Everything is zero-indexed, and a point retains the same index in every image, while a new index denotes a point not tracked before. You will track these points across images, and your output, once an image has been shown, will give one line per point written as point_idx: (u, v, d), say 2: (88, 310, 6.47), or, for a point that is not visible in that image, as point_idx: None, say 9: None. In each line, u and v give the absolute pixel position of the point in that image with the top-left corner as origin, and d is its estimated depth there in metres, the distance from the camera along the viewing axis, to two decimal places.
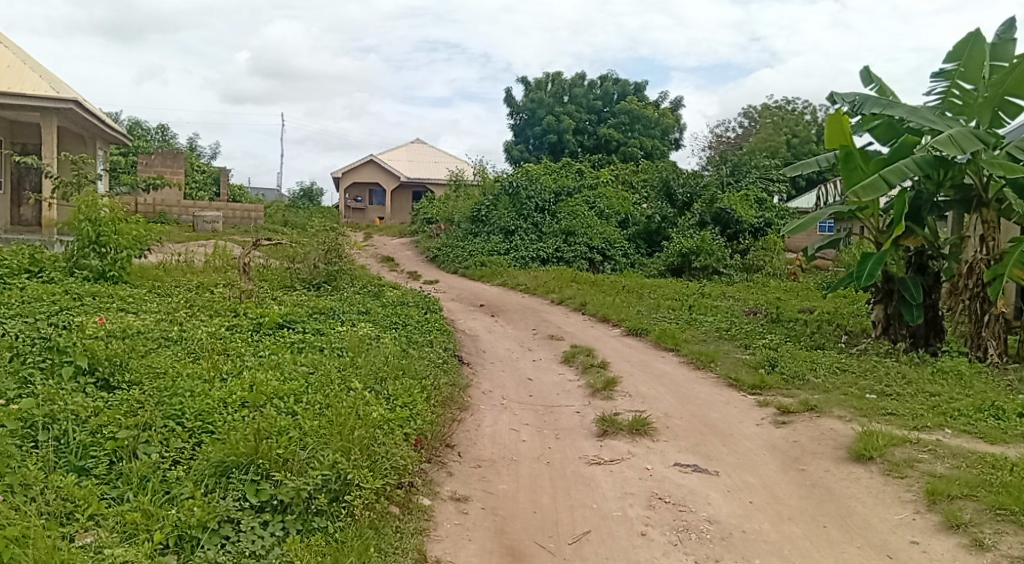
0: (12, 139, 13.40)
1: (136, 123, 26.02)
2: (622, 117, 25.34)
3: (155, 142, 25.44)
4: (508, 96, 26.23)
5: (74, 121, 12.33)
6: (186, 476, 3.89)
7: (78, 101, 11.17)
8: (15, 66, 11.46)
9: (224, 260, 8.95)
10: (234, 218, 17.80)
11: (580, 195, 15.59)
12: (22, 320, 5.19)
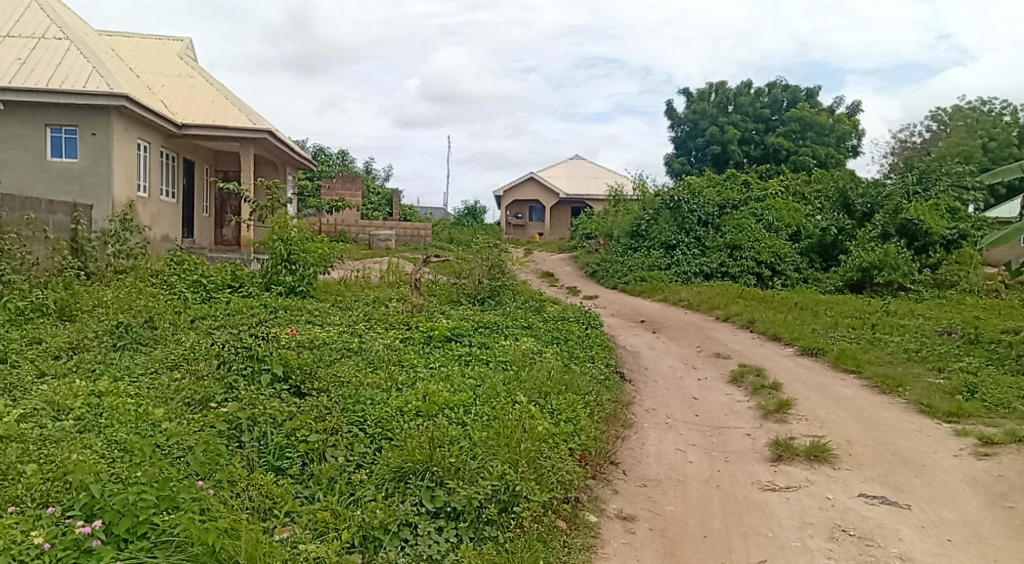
0: (217, 167, 15.08)
1: (319, 149, 28.31)
2: (792, 126, 24.33)
3: (335, 167, 27.52)
4: (669, 108, 25.88)
5: (267, 150, 13.63)
6: (368, 479, 4.11)
7: (271, 130, 12.34)
8: (220, 102, 12.84)
9: (397, 276, 9.49)
10: (406, 236, 18.91)
11: (746, 208, 15.04)
12: (229, 331, 5.76)
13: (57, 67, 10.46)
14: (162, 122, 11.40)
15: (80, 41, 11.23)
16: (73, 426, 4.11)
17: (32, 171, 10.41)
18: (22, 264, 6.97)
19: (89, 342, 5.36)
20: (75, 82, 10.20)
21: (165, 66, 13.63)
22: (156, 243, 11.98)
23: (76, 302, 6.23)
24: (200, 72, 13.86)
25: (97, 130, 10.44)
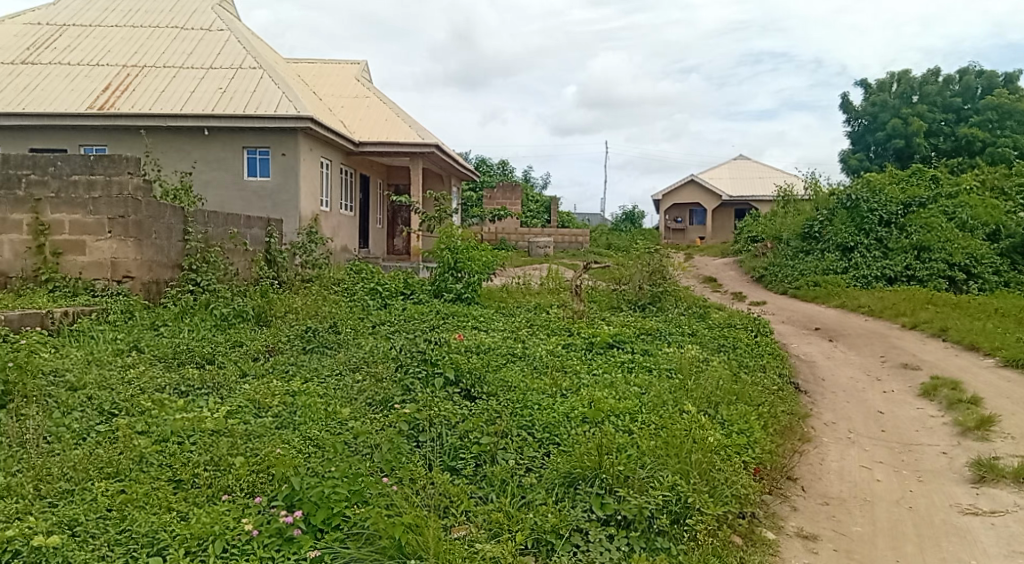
0: (389, 181, 16.14)
1: (483, 160, 29.41)
2: (988, 115, 22.35)
3: (496, 176, 28.43)
4: (845, 101, 24.42)
5: (435, 163, 14.30)
6: (538, 483, 4.16)
7: (437, 145, 12.93)
8: (392, 121, 13.69)
9: (556, 282, 9.63)
10: (564, 243, 19.22)
11: (935, 205, 13.83)
12: (404, 336, 6.09)
13: (253, 94, 11.60)
14: (340, 140, 12.33)
15: (270, 70, 12.41)
16: (272, 422, 4.50)
17: (232, 190, 11.55)
18: (226, 273, 7.74)
19: (282, 346, 5.86)
20: (268, 106, 11.28)
21: (344, 88, 14.73)
22: (337, 252, 13.00)
23: (271, 308, 6.83)
24: (374, 92, 14.84)
25: (287, 151, 11.44)
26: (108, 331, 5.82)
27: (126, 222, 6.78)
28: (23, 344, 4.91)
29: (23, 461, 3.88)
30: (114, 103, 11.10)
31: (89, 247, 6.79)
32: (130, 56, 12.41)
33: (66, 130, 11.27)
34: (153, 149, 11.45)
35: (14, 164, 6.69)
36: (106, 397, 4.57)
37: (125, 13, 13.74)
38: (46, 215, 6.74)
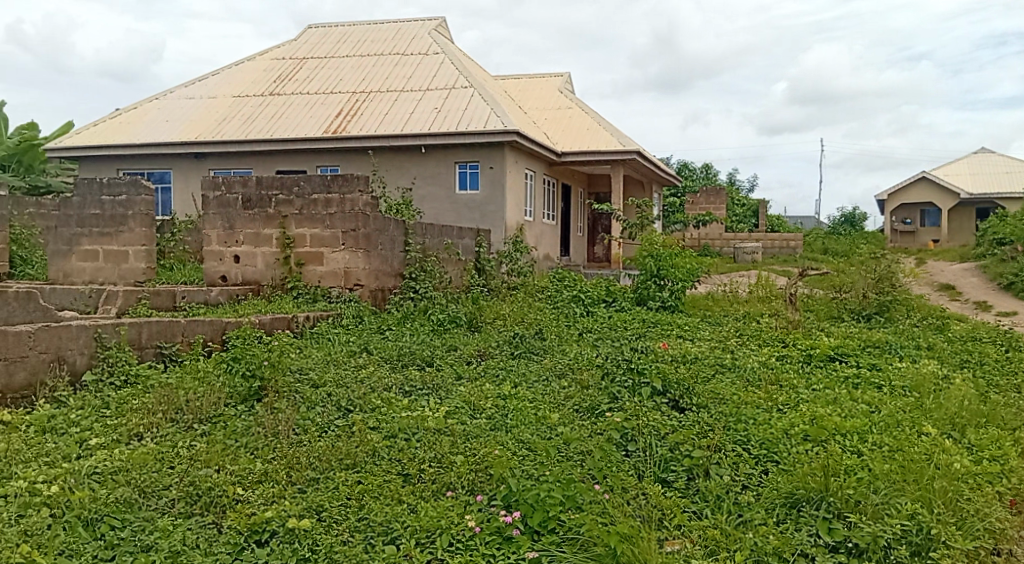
0: (592, 190, 16.58)
1: (685, 164, 28.96)
2: None
3: (700, 181, 27.89)
4: None
5: (636, 169, 14.34)
6: (757, 502, 3.94)
7: (639, 151, 12.95)
8: (593, 129, 13.94)
9: (767, 290, 9.31)
10: (773, 248, 18.39)
11: None
12: (609, 346, 6.20)
13: (465, 112, 12.32)
14: (545, 152, 12.75)
15: (480, 87, 13.13)
16: (486, 424, 4.69)
17: (445, 203, 12.29)
18: (441, 281, 8.43)
19: (492, 351, 6.12)
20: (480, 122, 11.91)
21: (548, 101, 15.23)
22: (541, 260, 13.46)
23: (481, 314, 7.15)
24: (577, 102, 15.19)
25: (495, 164, 11.98)
26: (341, 334, 6.43)
27: (357, 235, 7.44)
28: (276, 345, 5.54)
29: (277, 449, 4.37)
30: (345, 127, 12.32)
31: (326, 258, 7.51)
32: (359, 83, 13.75)
33: (306, 152, 12.59)
34: (378, 168, 12.45)
35: (266, 186, 7.57)
36: (343, 394, 5.03)
37: (355, 44, 15.29)
38: (291, 229, 7.56)
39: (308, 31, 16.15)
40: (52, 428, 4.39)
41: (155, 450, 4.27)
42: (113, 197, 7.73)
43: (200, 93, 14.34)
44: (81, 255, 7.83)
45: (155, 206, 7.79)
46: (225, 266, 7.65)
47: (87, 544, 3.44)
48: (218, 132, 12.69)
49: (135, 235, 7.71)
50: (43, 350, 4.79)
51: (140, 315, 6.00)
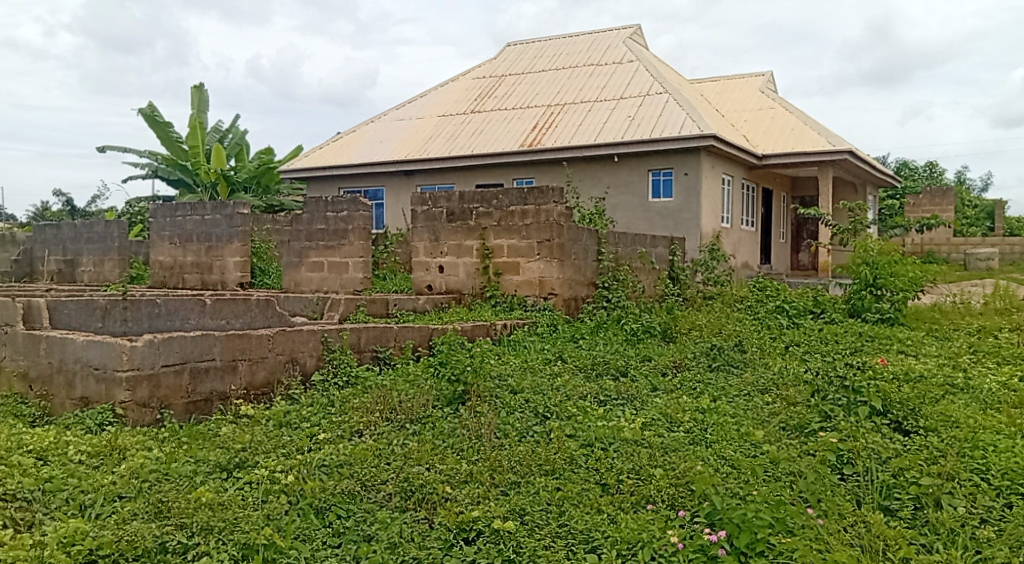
0: (795, 193, 15.80)
1: (903, 163, 26.71)
2: None
3: (922, 180, 25.52)
4: None
5: (846, 170, 13.47)
6: (1000, 538, 3.45)
7: (850, 150, 12.11)
8: (798, 129, 13.30)
9: (1006, 301, 8.36)
10: (1013, 253, 16.49)
11: None
12: (821, 361, 5.99)
13: (659, 119, 12.24)
14: (744, 156, 12.36)
15: (676, 92, 13.00)
16: (684, 437, 4.63)
17: (638, 211, 12.29)
18: (634, 290, 8.45)
19: (688, 362, 6.20)
20: (675, 128, 11.79)
21: (747, 102, 14.76)
22: (738, 268, 13.08)
23: (674, 325, 7.35)
24: (780, 102, 14.57)
25: (690, 170, 11.78)
26: (537, 341, 6.63)
27: (551, 245, 7.60)
28: (478, 351, 5.87)
29: (481, 451, 4.57)
30: (540, 140, 12.73)
31: (522, 267, 7.76)
32: (555, 96, 14.15)
33: (503, 166, 13.12)
34: (573, 179, 12.73)
35: (467, 200, 7.98)
36: (540, 400, 5.18)
37: (551, 58, 15.74)
38: (490, 240, 7.90)
39: (507, 49, 16.88)
40: (288, 423, 4.91)
41: (373, 447, 4.62)
42: (336, 213, 8.51)
43: (408, 114, 15.50)
44: (309, 266, 8.69)
45: (371, 221, 8.47)
46: (431, 276, 8.21)
47: (317, 531, 3.83)
48: (424, 151, 13.63)
49: (354, 248, 8.41)
50: (280, 351, 5.43)
51: (360, 320, 6.53)
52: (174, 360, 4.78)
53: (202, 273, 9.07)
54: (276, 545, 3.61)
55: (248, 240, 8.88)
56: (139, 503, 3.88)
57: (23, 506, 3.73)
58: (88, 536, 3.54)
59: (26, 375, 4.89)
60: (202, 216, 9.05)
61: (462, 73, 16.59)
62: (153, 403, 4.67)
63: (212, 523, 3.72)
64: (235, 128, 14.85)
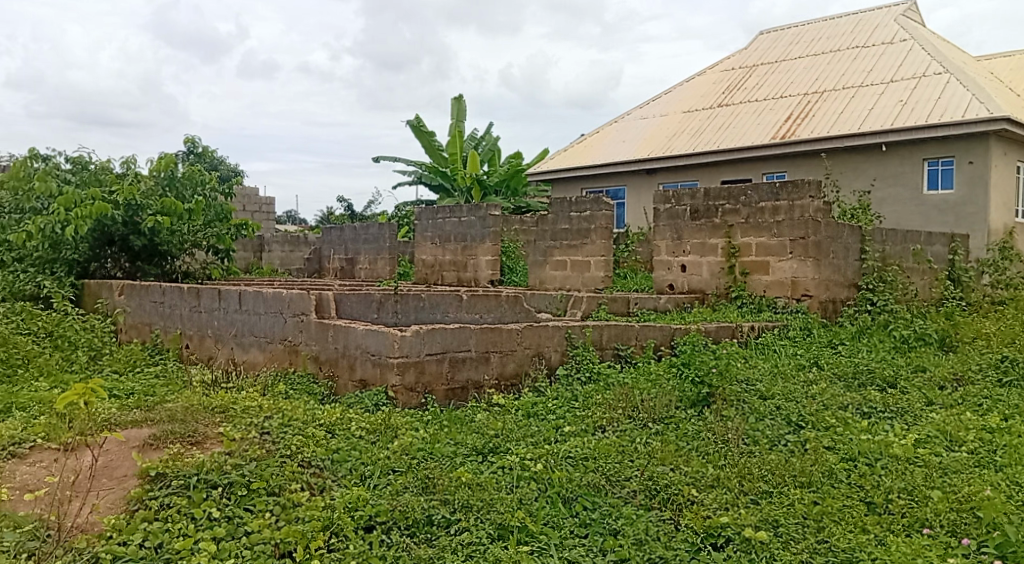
0: None
1: None
2: None
3: None
4: None
5: None
6: None
7: None
8: None
9: None
10: None
11: None
12: None
13: (938, 101, 10.98)
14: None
15: (961, 72, 11.53)
16: (967, 458, 4.16)
17: (910, 206, 11.15)
18: (904, 293, 7.78)
19: (973, 375, 5.52)
20: (956, 111, 10.51)
21: None
22: None
23: (956, 333, 6.55)
24: None
25: (975, 158, 10.46)
26: (788, 346, 6.31)
27: (807, 243, 7.18)
28: (723, 353, 5.80)
29: (728, 457, 4.45)
30: (795, 130, 12.04)
31: (772, 267, 7.43)
32: (812, 84, 13.31)
33: (753, 160, 12.63)
34: (833, 171, 11.88)
35: (713, 196, 7.84)
36: (793, 408, 4.96)
37: (809, 44, 14.86)
38: (736, 239, 7.67)
39: (760, 38, 16.26)
40: (535, 413, 5.17)
41: (617, 443, 4.70)
42: (580, 213, 8.77)
43: (652, 111, 15.56)
44: (553, 265, 9.07)
45: (613, 220, 8.62)
46: (673, 275, 8.21)
47: (565, 519, 3.95)
48: (666, 148, 13.58)
49: (596, 247, 8.61)
50: (528, 345, 5.72)
51: (601, 318, 6.67)
52: (437, 350, 5.27)
53: (458, 271, 9.85)
54: (529, 529, 3.81)
55: (499, 239, 9.48)
56: (410, 477, 4.31)
57: (317, 473, 4.35)
58: (368, 503, 4.03)
59: (316, 357, 5.60)
60: (459, 218, 9.81)
61: (710, 67, 16.31)
62: (419, 388, 5.20)
63: (471, 502, 4.04)
64: (489, 136, 15.74)
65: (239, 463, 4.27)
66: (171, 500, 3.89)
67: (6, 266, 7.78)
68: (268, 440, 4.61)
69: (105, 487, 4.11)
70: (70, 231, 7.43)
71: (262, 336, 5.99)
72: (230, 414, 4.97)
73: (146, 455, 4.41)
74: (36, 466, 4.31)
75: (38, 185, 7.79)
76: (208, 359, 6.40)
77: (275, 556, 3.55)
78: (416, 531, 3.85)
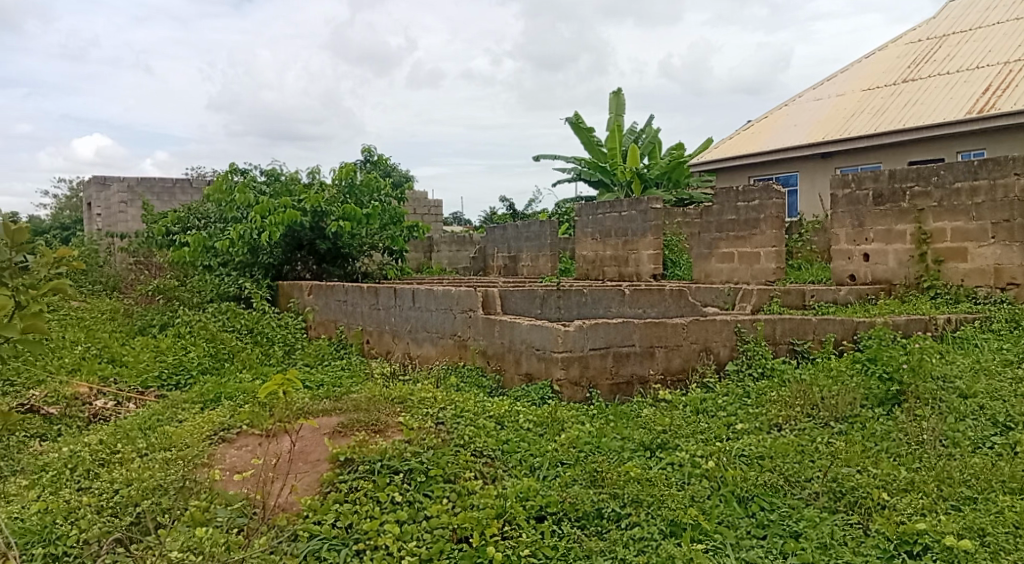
0: None
1: None
2: None
3: None
4: None
5: None
6: None
7: None
8: None
9: None
10: None
11: None
12: None
13: None
14: None
15: None
16: None
17: None
18: None
19: None
20: None
21: None
22: None
23: None
24: None
25: None
26: (992, 340, 5.71)
27: (1012, 226, 6.59)
28: (915, 348, 5.36)
29: (923, 459, 4.11)
30: (996, 103, 10.84)
31: (971, 254, 6.85)
32: (1015, 50, 11.95)
33: (943, 138, 11.57)
34: None
35: (899, 178, 7.26)
36: (999, 408, 4.54)
37: (1012, 6, 13.34)
38: (928, 224, 7.10)
39: (952, 4, 14.83)
40: (704, 410, 5.06)
41: (795, 442, 4.49)
42: (748, 203, 8.45)
43: (826, 93, 14.74)
44: (720, 257, 8.80)
45: (785, 208, 8.22)
46: (854, 265, 7.68)
47: (741, 519, 3.81)
48: (846, 130, 12.74)
49: (767, 237, 8.29)
50: (694, 340, 5.60)
51: (773, 312, 6.43)
52: (601, 344, 5.29)
53: (620, 266, 9.81)
54: (703, 527, 3.72)
55: (661, 233, 9.36)
56: (578, 470, 4.36)
57: (489, 462, 4.49)
58: (539, 494, 4.11)
59: (484, 351, 5.81)
60: (620, 212, 9.75)
61: (892, 41, 15.11)
62: (584, 383, 5.26)
63: (642, 497, 4.02)
64: (649, 128, 15.51)
65: (418, 450, 4.51)
66: (358, 483, 4.19)
67: (213, 270, 8.72)
68: (443, 429, 4.83)
69: (301, 470, 4.50)
70: (266, 236, 8.21)
71: (434, 331, 6.31)
72: (408, 404, 5.28)
73: (336, 441, 4.78)
74: (243, 449, 4.80)
75: (238, 197, 8.67)
76: (387, 353, 6.83)
77: (453, 540, 3.71)
78: (587, 523, 3.89)
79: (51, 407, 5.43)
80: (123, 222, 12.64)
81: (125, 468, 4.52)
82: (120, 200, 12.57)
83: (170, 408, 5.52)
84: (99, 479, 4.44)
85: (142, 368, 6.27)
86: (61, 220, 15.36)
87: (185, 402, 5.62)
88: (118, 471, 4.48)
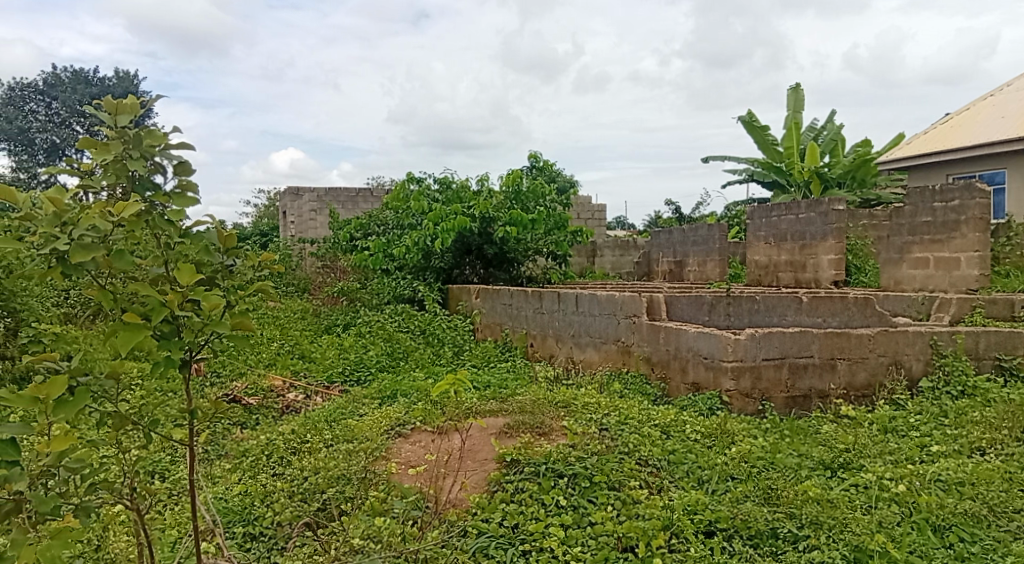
0: None
1: None
2: None
3: None
4: None
5: None
6: None
7: None
8: None
9: None
10: None
11: None
12: None
13: None
14: None
15: None
16: None
17: None
18: None
19: None
20: None
21: None
22: None
23: None
24: None
25: None
26: None
27: None
28: None
29: None
30: None
31: None
32: None
33: None
34: None
35: None
36: None
37: None
38: None
39: None
40: (894, 429, 4.67)
41: (1002, 469, 4.02)
42: (945, 203, 7.71)
43: None
44: (912, 263, 8.08)
45: (990, 209, 7.43)
46: None
47: (937, 550, 3.44)
48: None
49: (967, 241, 7.55)
50: (882, 353, 5.19)
51: (976, 323, 5.92)
52: (775, 354, 5.05)
53: (796, 272, 9.29)
54: (892, 555, 3.40)
55: (843, 237, 8.78)
56: (751, 486, 4.15)
57: (654, 472, 4.39)
58: (707, 508, 3.94)
59: (648, 358, 5.72)
60: (797, 215, 9.23)
61: None
62: (756, 394, 5.03)
63: (821, 519, 3.75)
64: (830, 124, 14.55)
65: (582, 455, 4.51)
66: (524, 485, 4.26)
67: (390, 274, 9.29)
68: (608, 436, 4.80)
69: (470, 468, 4.64)
70: (438, 242, 8.61)
71: (598, 336, 6.30)
72: (572, 409, 5.30)
73: (503, 441, 4.90)
74: (416, 445, 5.05)
75: (414, 204, 9.15)
76: (551, 357, 6.91)
77: (619, 549, 3.67)
78: (761, 543, 3.68)
79: (251, 398, 6.01)
80: (312, 229, 13.76)
81: (313, 457, 4.88)
82: (311, 208, 13.66)
83: (352, 402, 5.92)
84: (291, 466, 4.84)
85: (327, 365, 6.80)
86: (260, 226, 16.97)
87: (365, 398, 6.01)
88: (307, 460, 4.85)
